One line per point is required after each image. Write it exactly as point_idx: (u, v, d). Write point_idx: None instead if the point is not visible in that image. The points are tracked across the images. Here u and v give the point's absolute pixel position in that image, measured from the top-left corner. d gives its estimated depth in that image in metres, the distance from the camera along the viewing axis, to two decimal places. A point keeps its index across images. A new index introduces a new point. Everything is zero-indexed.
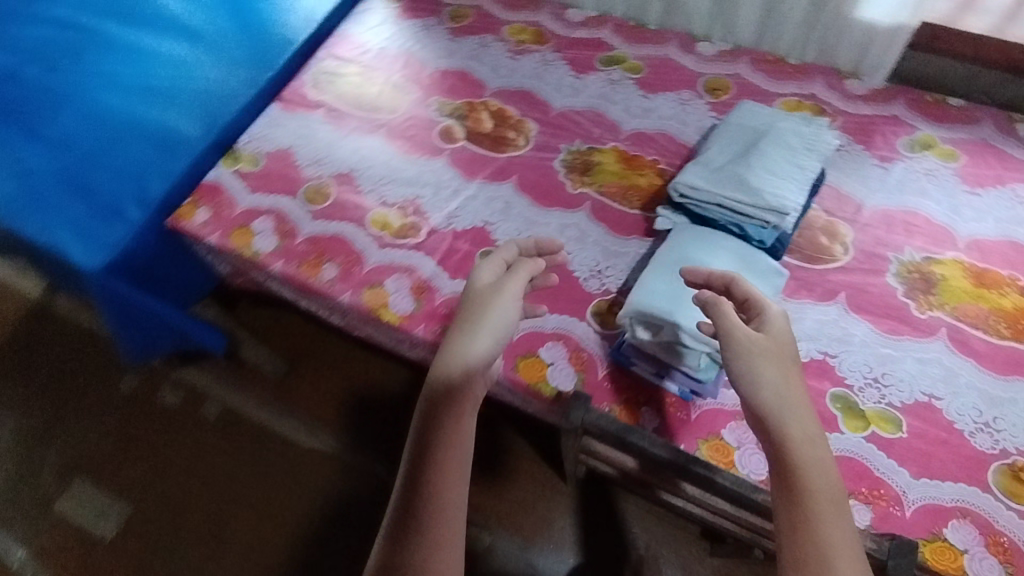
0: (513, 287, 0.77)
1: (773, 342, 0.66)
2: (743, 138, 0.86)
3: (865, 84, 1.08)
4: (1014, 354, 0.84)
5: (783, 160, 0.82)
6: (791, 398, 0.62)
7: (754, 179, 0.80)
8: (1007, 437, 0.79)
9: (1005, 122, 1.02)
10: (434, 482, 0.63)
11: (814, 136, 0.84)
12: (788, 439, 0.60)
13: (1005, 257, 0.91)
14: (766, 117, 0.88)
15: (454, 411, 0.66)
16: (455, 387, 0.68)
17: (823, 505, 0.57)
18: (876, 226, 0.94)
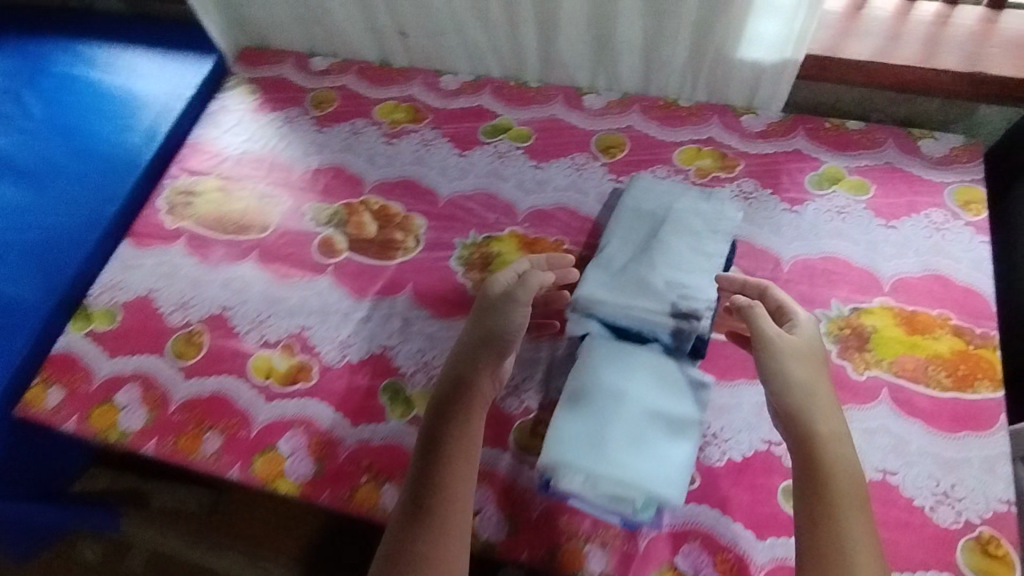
0: (517, 299, 0.78)
1: (802, 346, 0.75)
2: (642, 228, 0.78)
3: (762, 119, 1.01)
4: (960, 406, 0.79)
5: (687, 249, 0.75)
6: (818, 395, 0.72)
7: (661, 280, 0.72)
8: (969, 505, 0.74)
9: (907, 141, 0.97)
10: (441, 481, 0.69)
11: (716, 212, 0.78)
12: (816, 433, 0.69)
13: (933, 295, 0.86)
14: (661, 196, 0.80)
15: (458, 417, 0.73)
16: (459, 395, 0.74)
17: (839, 491, 0.67)
18: (796, 281, 0.89)
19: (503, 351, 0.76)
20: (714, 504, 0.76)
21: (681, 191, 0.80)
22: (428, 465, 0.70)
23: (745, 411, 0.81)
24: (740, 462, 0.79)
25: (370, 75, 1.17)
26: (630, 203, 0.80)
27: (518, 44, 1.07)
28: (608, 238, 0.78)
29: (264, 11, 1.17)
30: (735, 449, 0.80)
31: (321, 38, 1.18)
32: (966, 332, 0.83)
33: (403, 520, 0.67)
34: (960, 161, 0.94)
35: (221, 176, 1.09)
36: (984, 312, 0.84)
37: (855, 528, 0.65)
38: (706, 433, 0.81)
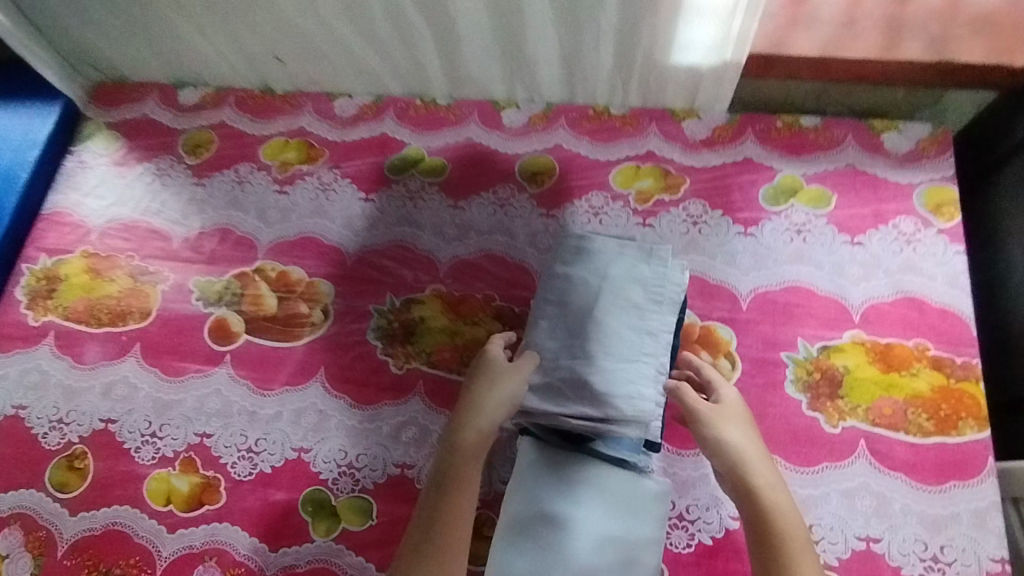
0: (515, 369, 0.64)
1: (733, 406, 0.66)
2: (573, 308, 0.67)
3: (705, 123, 0.88)
4: (944, 453, 0.71)
5: (629, 331, 0.65)
6: (755, 453, 0.62)
7: (602, 377, 0.62)
8: (960, 569, 0.66)
9: (869, 137, 0.85)
10: (441, 529, 0.58)
11: (659, 277, 0.68)
12: (758, 493, 0.60)
13: (909, 323, 0.77)
14: (592, 261, 0.70)
15: (468, 458, 0.62)
16: (469, 438, 0.62)
17: (794, 555, 0.56)
18: (756, 321, 0.78)
19: (500, 416, 0.63)
20: None
21: (615, 253, 0.70)
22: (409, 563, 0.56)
23: (713, 482, 0.72)
24: (710, 545, 0.70)
25: (250, 107, 0.99)
26: (556, 274, 0.70)
27: (417, 60, 0.90)
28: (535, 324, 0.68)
29: (111, 42, 0.97)
30: (705, 529, 0.70)
31: (185, 68, 0.99)
32: (946, 364, 0.74)
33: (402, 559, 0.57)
34: (927, 156, 0.83)
35: (88, 253, 0.92)
36: (963, 338, 0.75)
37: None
38: (671, 515, 0.71)
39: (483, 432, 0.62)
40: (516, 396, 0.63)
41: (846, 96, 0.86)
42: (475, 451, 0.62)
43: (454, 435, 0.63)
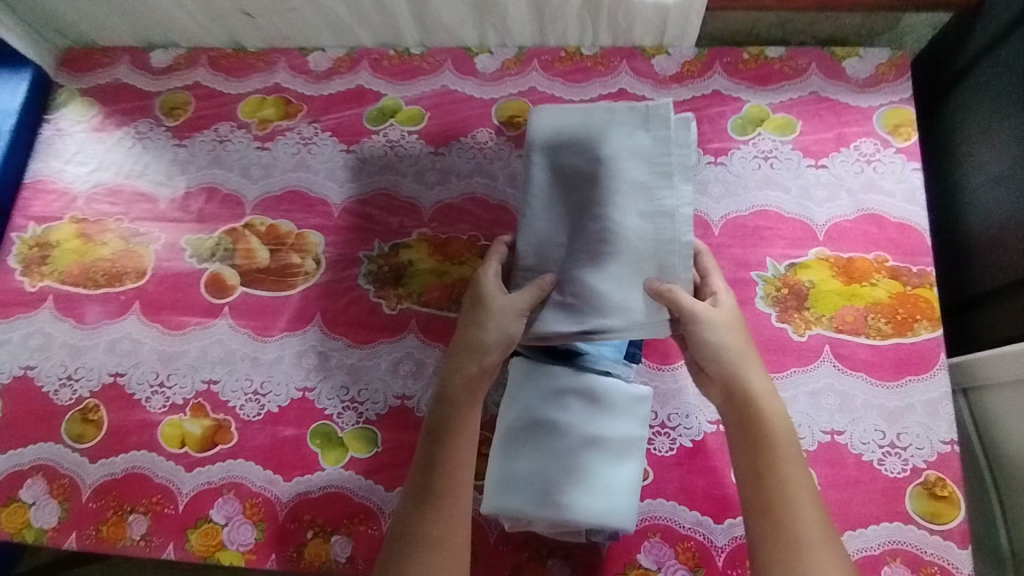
0: (509, 301, 0.67)
1: (727, 313, 0.68)
2: (576, 199, 0.69)
3: (674, 59, 0.91)
4: (902, 352, 0.77)
5: (638, 214, 0.66)
6: (750, 363, 0.65)
7: (615, 283, 0.66)
8: (914, 453, 0.73)
9: (831, 64, 0.89)
10: (441, 476, 0.64)
11: (660, 141, 0.68)
12: (753, 400, 0.63)
13: (869, 238, 0.82)
14: (583, 143, 0.70)
15: (461, 404, 0.66)
16: (464, 379, 0.66)
17: (782, 458, 0.62)
18: (728, 244, 0.83)
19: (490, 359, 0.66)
20: (669, 496, 0.74)
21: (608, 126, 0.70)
22: (415, 506, 0.63)
23: (690, 393, 0.78)
24: (690, 447, 0.76)
25: (224, 66, 0.99)
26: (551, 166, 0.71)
27: (388, 8, 0.91)
28: (538, 232, 0.70)
29: (74, 5, 0.96)
30: (685, 434, 0.76)
31: (156, 29, 0.99)
32: (903, 273, 0.80)
33: (407, 508, 0.63)
34: (886, 80, 0.87)
35: (77, 218, 0.93)
36: (919, 248, 0.81)
37: (802, 497, 0.60)
38: (654, 423, 0.77)
39: (482, 368, 0.66)
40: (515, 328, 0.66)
41: (808, 24, 0.89)
42: (468, 396, 0.66)
43: (445, 386, 0.67)
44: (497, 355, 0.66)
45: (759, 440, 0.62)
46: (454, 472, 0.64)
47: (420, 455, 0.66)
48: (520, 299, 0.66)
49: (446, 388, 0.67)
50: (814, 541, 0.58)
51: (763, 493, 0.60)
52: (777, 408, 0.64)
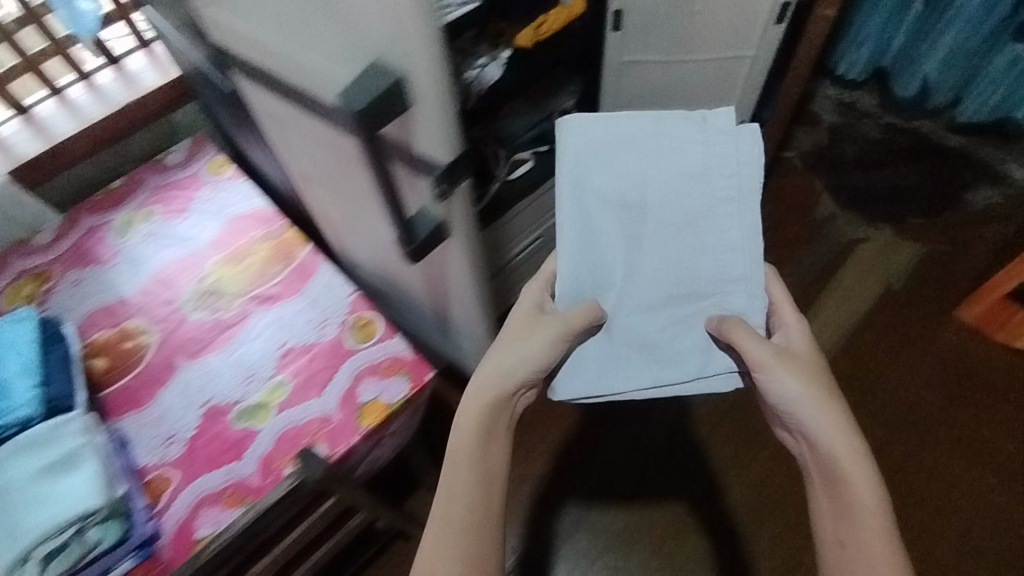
0: (559, 327, 0.91)
1: (808, 363, 0.92)
2: (632, 215, 0.92)
3: (49, 229, 1.14)
4: (294, 271, 1.05)
5: (706, 254, 0.92)
6: (824, 418, 0.85)
7: (678, 336, 0.95)
8: (332, 316, 0.99)
9: (157, 165, 1.21)
10: (460, 502, 0.82)
11: (726, 161, 0.90)
12: (827, 446, 0.84)
13: (240, 230, 1.10)
14: (645, 154, 0.91)
15: (477, 426, 0.88)
16: (484, 411, 0.89)
17: (851, 490, 0.80)
18: (148, 302, 1.04)
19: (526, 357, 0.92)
20: (193, 476, 0.87)
21: (669, 141, 0.90)
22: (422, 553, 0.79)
23: (172, 406, 0.93)
24: (193, 434, 0.90)
25: None
26: (611, 188, 0.91)
27: None
28: (597, 241, 0.93)
29: None
30: (184, 428, 0.91)
31: None
32: (271, 233, 1.09)
33: (437, 536, 0.80)
34: (197, 148, 1.22)
35: None
36: (273, 215, 1.11)
37: (870, 523, 0.78)
38: (163, 439, 0.91)
39: (495, 401, 0.90)
40: (547, 355, 0.92)
41: (122, 153, 1.23)
42: (495, 421, 0.90)
43: (466, 431, 0.87)
44: (522, 380, 0.92)
45: (833, 468, 0.83)
46: (473, 492, 0.83)
47: (443, 488, 0.84)
48: (569, 321, 0.92)
49: (461, 425, 0.89)
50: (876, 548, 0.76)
51: (843, 555, 0.78)
52: (845, 439, 0.84)
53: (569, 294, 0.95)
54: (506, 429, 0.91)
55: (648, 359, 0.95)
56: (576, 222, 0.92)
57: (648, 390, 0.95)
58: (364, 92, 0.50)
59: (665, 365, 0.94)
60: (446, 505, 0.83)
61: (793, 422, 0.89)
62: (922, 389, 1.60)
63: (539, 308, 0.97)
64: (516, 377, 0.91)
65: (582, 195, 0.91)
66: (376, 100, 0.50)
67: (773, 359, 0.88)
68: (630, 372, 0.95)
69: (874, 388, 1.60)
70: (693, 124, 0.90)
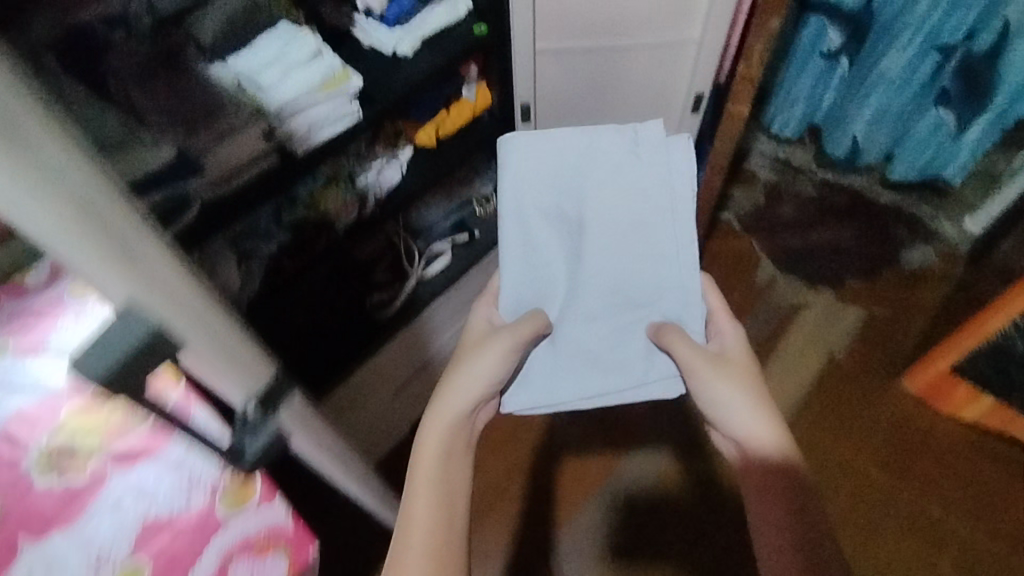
0: (506, 340, 0.83)
1: (739, 364, 0.85)
2: (572, 228, 0.86)
3: None
4: None
5: (643, 260, 0.85)
6: (757, 409, 0.80)
7: (624, 345, 0.87)
8: None
9: None
10: (429, 539, 0.69)
11: (655, 158, 0.84)
12: (752, 440, 0.78)
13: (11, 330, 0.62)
14: (571, 161, 0.85)
15: (442, 451, 0.76)
16: (447, 432, 0.78)
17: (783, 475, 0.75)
18: None
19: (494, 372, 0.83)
20: None
21: (596, 145, 0.85)
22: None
23: None
24: None
25: None
26: (543, 199, 0.85)
27: None
28: (536, 251, 0.87)
29: None
30: None
31: None
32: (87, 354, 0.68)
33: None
34: None
35: None
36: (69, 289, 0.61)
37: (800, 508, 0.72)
38: None
39: (455, 421, 0.79)
40: (502, 368, 0.83)
41: None
42: (464, 437, 0.79)
43: (426, 456, 0.75)
44: (478, 399, 0.81)
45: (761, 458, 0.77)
46: (437, 522, 0.70)
47: (411, 521, 0.70)
48: (518, 331, 0.83)
49: (427, 449, 0.76)
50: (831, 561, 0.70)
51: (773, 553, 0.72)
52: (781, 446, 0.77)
53: (517, 309, 0.88)
54: (473, 446, 0.81)
55: (597, 371, 0.87)
56: (515, 237, 0.86)
57: (588, 402, 0.87)
58: (110, 347, 0.36)
59: (623, 371, 0.87)
60: (406, 539, 0.69)
61: (723, 424, 0.82)
62: (866, 433, 1.57)
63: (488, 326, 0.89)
64: (478, 395, 0.82)
65: (518, 214, 0.86)
66: (132, 355, 0.36)
67: (707, 366, 0.82)
68: (574, 383, 0.87)
69: (814, 433, 1.57)
70: (620, 132, 0.85)
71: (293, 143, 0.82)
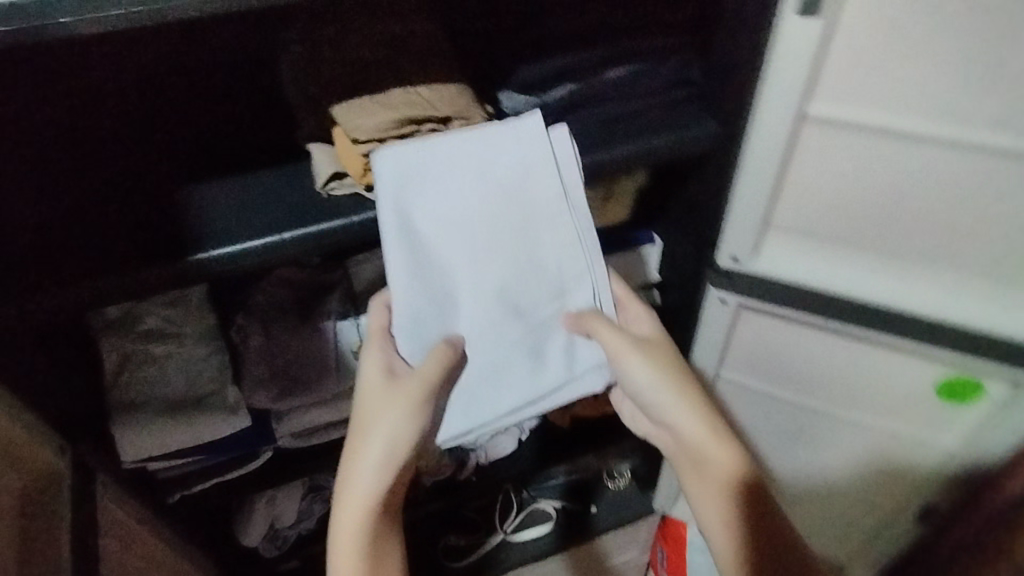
0: (414, 391, 0.54)
1: (663, 347, 0.60)
2: (459, 239, 0.54)
3: None
4: None
5: (555, 268, 0.56)
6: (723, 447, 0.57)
7: (538, 340, 0.58)
8: None
9: None
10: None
11: (552, 167, 0.53)
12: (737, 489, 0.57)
13: None
14: (447, 160, 0.52)
15: (362, 527, 0.53)
16: (361, 513, 0.53)
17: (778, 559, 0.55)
18: None
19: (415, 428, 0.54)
20: None
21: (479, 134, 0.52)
22: None
23: None
24: None
25: None
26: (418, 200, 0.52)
27: None
28: (434, 284, 0.55)
29: None
30: None
31: None
32: None
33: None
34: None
35: None
36: None
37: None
38: None
39: (376, 493, 0.53)
40: (420, 425, 0.55)
41: None
42: (385, 515, 0.55)
43: (348, 530, 0.53)
44: (399, 467, 0.54)
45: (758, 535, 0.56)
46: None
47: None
48: (422, 375, 0.54)
49: (341, 535, 0.53)
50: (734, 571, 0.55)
51: None
52: (723, 456, 0.57)
53: (420, 338, 0.56)
54: (396, 497, 0.55)
55: (506, 378, 0.58)
56: (408, 262, 0.53)
57: (482, 413, 0.58)
58: None
59: (492, 364, 0.57)
60: None
61: (658, 417, 0.60)
62: None
63: (391, 373, 0.55)
64: (395, 472, 0.54)
65: (404, 225, 0.52)
66: None
67: (628, 348, 0.58)
68: (494, 394, 0.58)
69: None
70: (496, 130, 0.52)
71: None
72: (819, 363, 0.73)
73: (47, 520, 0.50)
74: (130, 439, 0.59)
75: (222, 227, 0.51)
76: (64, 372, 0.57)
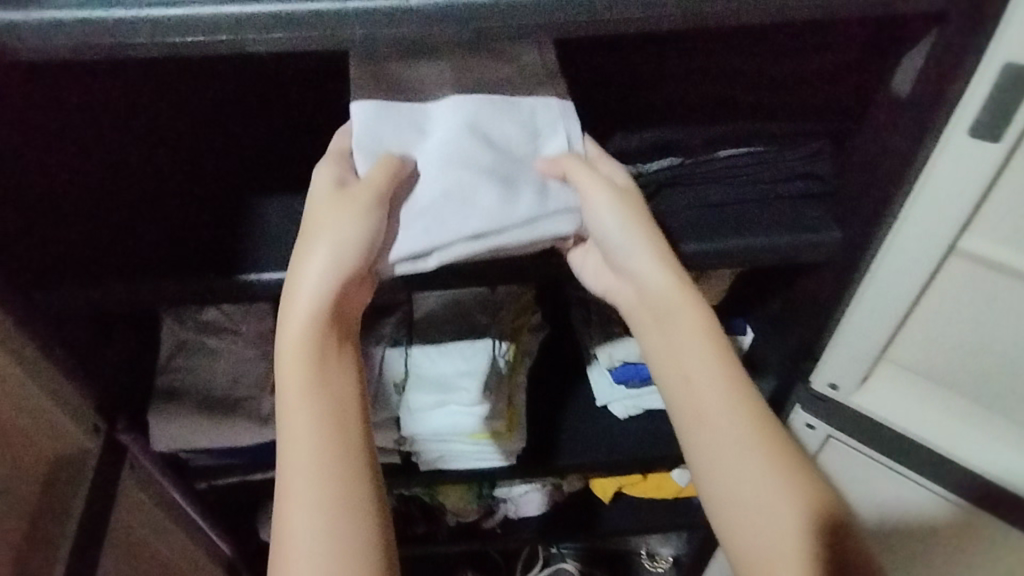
0: (369, 194, 0.42)
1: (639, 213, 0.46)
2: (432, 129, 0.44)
3: None
4: None
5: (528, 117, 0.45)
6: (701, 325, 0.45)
7: (508, 178, 0.44)
8: None
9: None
10: (328, 454, 0.42)
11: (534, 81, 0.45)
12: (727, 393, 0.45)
13: None
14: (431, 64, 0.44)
15: (307, 348, 0.42)
16: (305, 331, 0.42)
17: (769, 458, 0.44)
18: None
19: (370, 232, 0.42)
20: None
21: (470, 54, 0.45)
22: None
23: None
24: None
25: None
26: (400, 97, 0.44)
27: None
28: (397, 128, 0.44)
29: None
30: None
31: None
32: None
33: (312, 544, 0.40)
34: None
35: None
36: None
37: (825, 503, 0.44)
38: None
39: (330, 320, 0.42)
40: (377, 235, 0.42)
41: None
42: (340, 338, 0.43)
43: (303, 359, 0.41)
44: (352, 287, 0.42)
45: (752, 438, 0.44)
46: (343, 448, 0.42)
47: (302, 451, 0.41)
48: (373, 176, 0.42)
49: (285, 358, 0.42)
50: (754, 468, 0.43)
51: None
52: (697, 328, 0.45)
53: (373, 145, 0.43)
54: (350, 321, 0.45)
55: (469, 199, 0.43)
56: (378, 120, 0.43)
57: (443, 236, 0.42)
58: None
59: (455, 187, 0.43)
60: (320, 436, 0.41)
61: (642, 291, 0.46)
62: None
63: (345, 183, 0.43)
64: (348, 285, 0.42)
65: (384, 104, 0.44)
66: None
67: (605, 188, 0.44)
68: (454, 210, 0.43)
69: None
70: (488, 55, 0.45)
71: (416, 459, 0.71)
72: (897, 513, 0.63)
73: (57, 518, 0.53)
74: (162, 429, 0.60)
75: (270, 247, 0.50)
76: (109, 357, 0.58)
